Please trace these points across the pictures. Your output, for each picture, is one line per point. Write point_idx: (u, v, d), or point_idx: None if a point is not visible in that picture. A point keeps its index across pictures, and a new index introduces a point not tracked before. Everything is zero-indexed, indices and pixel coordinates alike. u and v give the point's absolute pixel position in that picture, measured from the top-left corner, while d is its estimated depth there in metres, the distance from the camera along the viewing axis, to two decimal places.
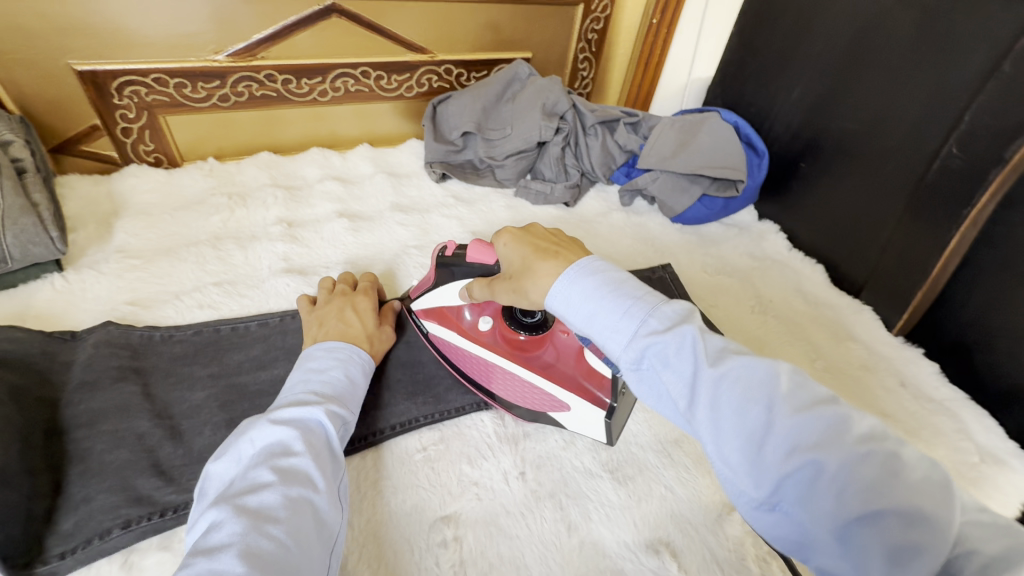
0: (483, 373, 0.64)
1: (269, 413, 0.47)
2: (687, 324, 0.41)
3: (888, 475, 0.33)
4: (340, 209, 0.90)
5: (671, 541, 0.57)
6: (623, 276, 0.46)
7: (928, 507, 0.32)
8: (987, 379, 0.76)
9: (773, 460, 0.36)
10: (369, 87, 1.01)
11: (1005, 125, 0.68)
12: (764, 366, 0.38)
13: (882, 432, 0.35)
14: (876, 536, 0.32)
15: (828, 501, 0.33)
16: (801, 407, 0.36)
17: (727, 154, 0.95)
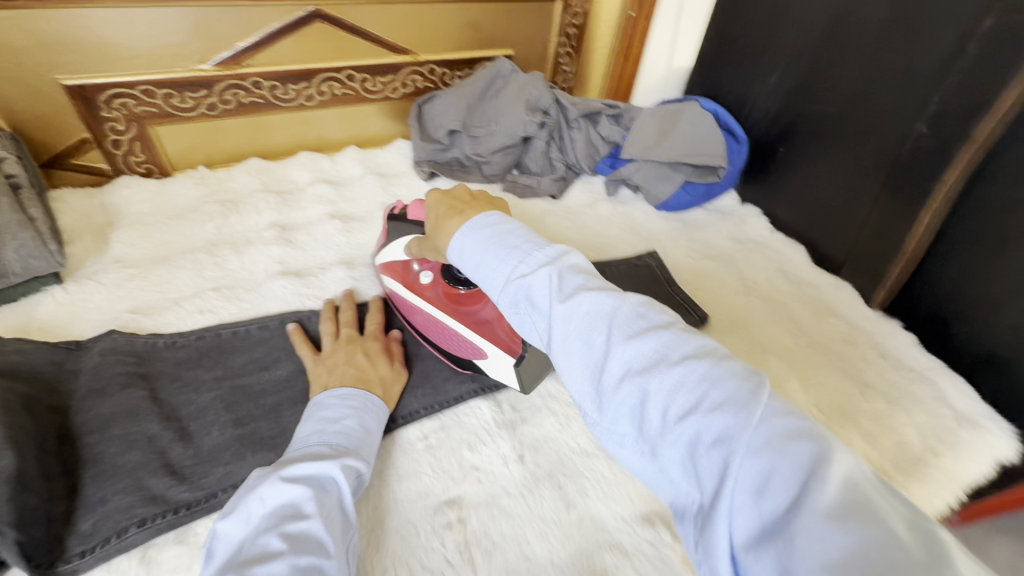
0: (424, 324, 0.70)
1: (280, 468, 0.47)
2: (547, 266, 0.45)
3: (705, 385, 0.35)
4: (331, 210, 0.91)
5: (665, 513, 0.59)
6: (513, 226, 0.51)
7: (738, 412, 0.33)
8: (964, 347, 0.79)
9: (610, 387, 0.39)
10: (355, 90, 1.02)
11: (967, 101, 0.72)
12: (606, 297, 0.42)
13: (710, 349, 0.38)
14: (695, 446, 0.34)
15: (655, 418, 0.36)
16: (631, 335, 0.39)
17: (709, 143, 0.97)
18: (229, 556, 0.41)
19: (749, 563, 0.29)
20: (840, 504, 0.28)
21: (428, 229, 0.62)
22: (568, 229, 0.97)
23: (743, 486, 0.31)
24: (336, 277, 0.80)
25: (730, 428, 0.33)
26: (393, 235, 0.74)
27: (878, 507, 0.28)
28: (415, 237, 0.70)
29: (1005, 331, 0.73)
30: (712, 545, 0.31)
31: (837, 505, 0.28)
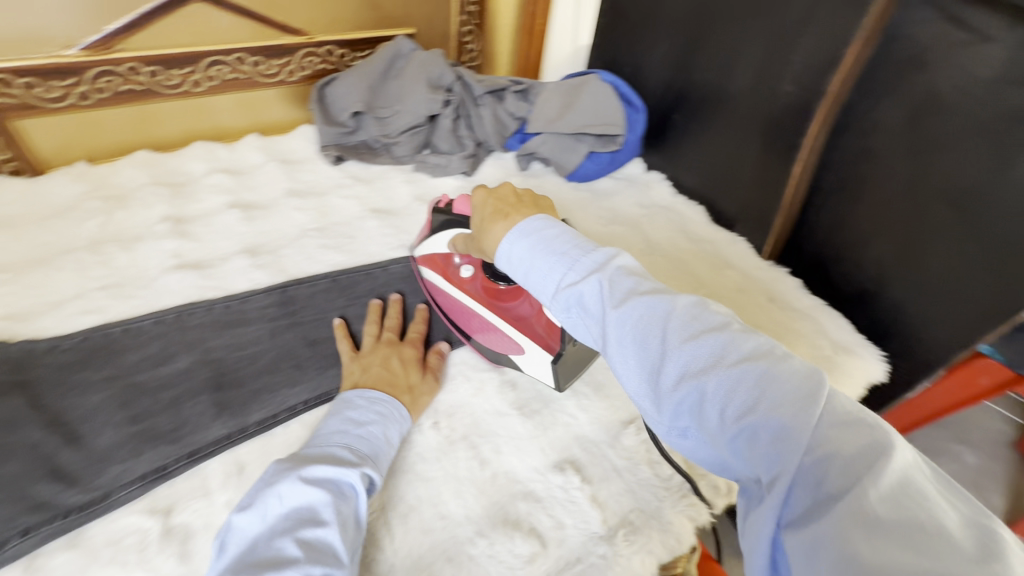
0: (467, 318, 0.71)
1: (301, 467, 0.47)
2: (594, 273, 0.49)
3: (761, 388, 0.39)
4: (231, 200, 0.88)
5: (576, 459, 0.63)
6: (558, 230, 0.53)
7: (795, 413, 0.37)
8: (842, 283, 0.90)
9: (668, 387, 0.42)
10: (248, 74, 0.98)
11: (822, 59, 0.79)
12: (660, 302, 0.45)
13: (766, 349, 0.41)
14: (754, 445, 0.38)
15: (713, 417, 0.40)
16: (688, 337, 0.43)
17: (609, 113, 1.01)
18: (240, 551, 0.42)
19: (792, 542, 0.34)
20: (892, 496, 0.32)
21: (473, 228, 0.63)
22: None
23: (802, 482, 0.35)
24: (237, 267, 0.77)
25: (786, 425, 0.37)
26: (434, 228, 0.72)
27: (932, 501, 0.32)
28: (457, 232, 0.68)
29: (873, 265, 0.84)
30: (767, 528, 0.36)
31: (888, 496, 0.32)
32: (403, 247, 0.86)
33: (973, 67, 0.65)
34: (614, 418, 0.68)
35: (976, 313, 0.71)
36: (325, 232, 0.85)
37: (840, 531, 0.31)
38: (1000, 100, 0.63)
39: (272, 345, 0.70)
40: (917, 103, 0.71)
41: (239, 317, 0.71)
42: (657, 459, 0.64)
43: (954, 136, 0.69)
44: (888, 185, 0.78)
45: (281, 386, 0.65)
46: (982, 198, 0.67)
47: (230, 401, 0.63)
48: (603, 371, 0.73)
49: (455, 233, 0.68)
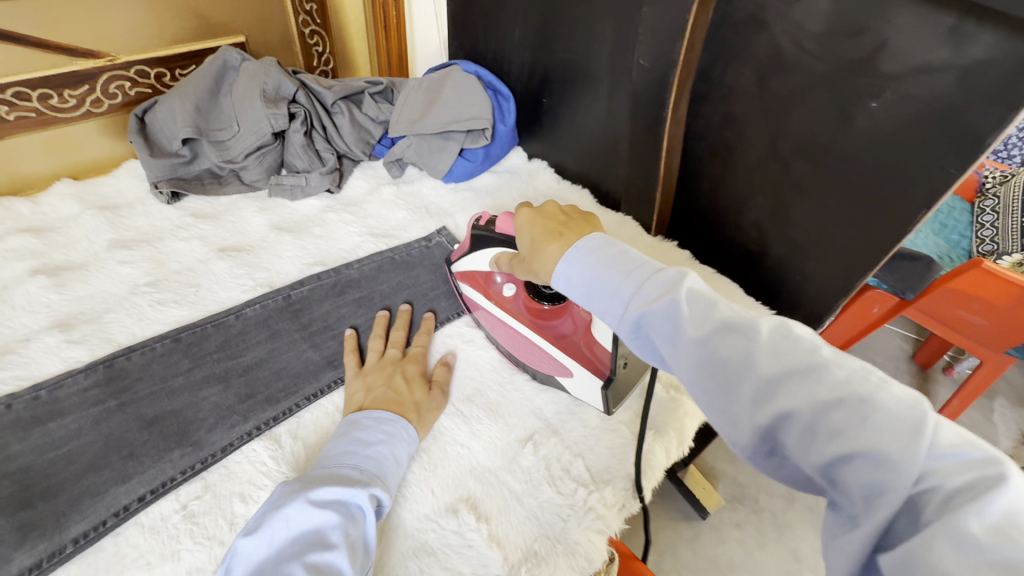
0: (513, 340, 0.69)
1: (311, 489, 0.47)
2: (666, 293, 0.42)
3: (863, 418, 0.31)
4: (36, 264, 0.74)
5: (472, 496, 0.58)
6: (622, 251, 0.47)
7: (896, 440, 0.29)
8: (731, 247, 0.90)
9: (749, 412, 0.35)
10: (37, 110, 0.83)
11: (665, 30, 0.75)
12: (744, 324, 0.37)
13: (864, 374, 0.33)
14: (852, 477, 0.30)
15: (805, 447, 0.32)
16: (781, 360, 0.35)
17: (475, 105, 0.95)
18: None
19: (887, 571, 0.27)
20: (998, 524, 0.25)
21: (521, 252, 0.58)
22: (352, 220, 0.89)
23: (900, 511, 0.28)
24: (46, 346, 0.64)
25: (891, 455, 0.29)
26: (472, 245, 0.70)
27: None
28: (502, 250, 0.65)
29: (753, 227, 0.84)
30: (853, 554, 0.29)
31: (988, 522, 0.25)
32: (259, 287, 0.76)
33: (804, 22, 0.64)
34: (510, 438, 0.63)
35: (851, 260, 0.73)
36: (161, 285, 0.74)
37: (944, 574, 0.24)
38: (833, 54, 0.63)
39: (97, 435, 0.57)
40: (762, 63, 0.70)
41: (52, 409, 0.59)
42: (558, 474, 0.60)
43: (799, 93, 0.68)
44: (751, 147, 0.78)
45: (108, 484, 0.54)
46: (837, 151, 0.68)
47: (39, 519, 0.51)
48: (495, 389, 0.68)
49: (501, 251, 0.66)
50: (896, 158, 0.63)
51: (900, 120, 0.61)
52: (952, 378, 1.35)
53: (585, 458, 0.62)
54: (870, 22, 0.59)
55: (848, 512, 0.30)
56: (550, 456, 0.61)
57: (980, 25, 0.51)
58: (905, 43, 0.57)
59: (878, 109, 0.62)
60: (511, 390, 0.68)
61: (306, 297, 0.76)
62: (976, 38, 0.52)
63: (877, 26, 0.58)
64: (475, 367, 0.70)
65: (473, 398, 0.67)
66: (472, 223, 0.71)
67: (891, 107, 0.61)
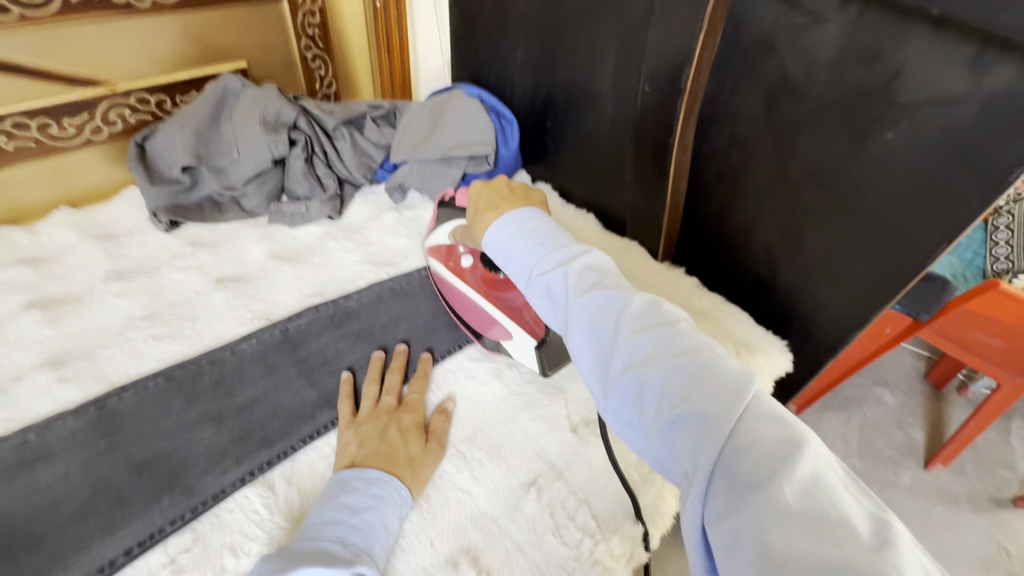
0: (465, 306, 0.75)
1: (290, 570, 0.45)
2: (561, 264, 0.47)
3: (696, 380, 0.38)
4: (31, 297, 0.72)
5: (472, 546, 0.55)
6: (539, 222, 0.52)
7: (721, 404, 0.36)
8: (740, 274, 0.88)
9: (616, 374, 0.41)
10: (36, 139, 0.82)
11: (670, 55, 0.73)
12: (619, 296, 0.43)
13: (705, 347, 0.40)
14: (683, 434, 0.36)
15: (651, 406, 0.39)
16: (642, 326, 0.42)
17: (477, 130, 0.94)
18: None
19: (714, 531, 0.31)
20: (802, 486, 0.30)
21: (468, 220, 0.63)
22: (351, 247, 0.87)
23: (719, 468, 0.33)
24: (37, 385, 0.63)
25: (715, 417, 0.35)
26: (441, 219, 0.76)
27: (839, 496, 0.30)
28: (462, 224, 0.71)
29: (762, 253, 0.82)
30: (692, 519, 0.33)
31: (796, 486, 0.30)
32: (256, 319, 0.74)
33: (815, 48, 0.62)
34: (512, 483, 0.61)
35: (863, 291, 0.71)
36: (157, 318, 0.72)
37: (750, 521, 0.29)
38: (845, 81, 0.61)
39: (85, 481, 0.56)
40: (771, 89, 0.69)
41: (40, 454, 0.57)
42: (563, 522, 0.57)
43: (810, 120, 0.66)
44: (759, 172, 0.76)
45: (95, 535, 0.52)
46: (847, 179, 0.66)
47: (22, 572, 0.49)
48: (497, 428, 0.66)
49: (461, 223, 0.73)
50: (894, 185, 0.62)
51: (917, 150, 0.58)
52: (968, 399, 1.32)
53: (591, 504, 0.59)
54: (884, 49, 0.57)
55: (685, 471, 0.36)
56: (554, 502, 0.59)
57: (1001, 57, 0.50)
58: (922, 71, 0.55)
59: (895, 138, 0.60)
60: (514, 430, 0.66)
61: (305, 330, 0.74)
62: (998, 69, 0.50)
63: (892, 54, 0.57)
64: (478, 407, 0.68)
65: (474, 438, 0.64)
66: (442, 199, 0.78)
67: (906, 137, 0.59)
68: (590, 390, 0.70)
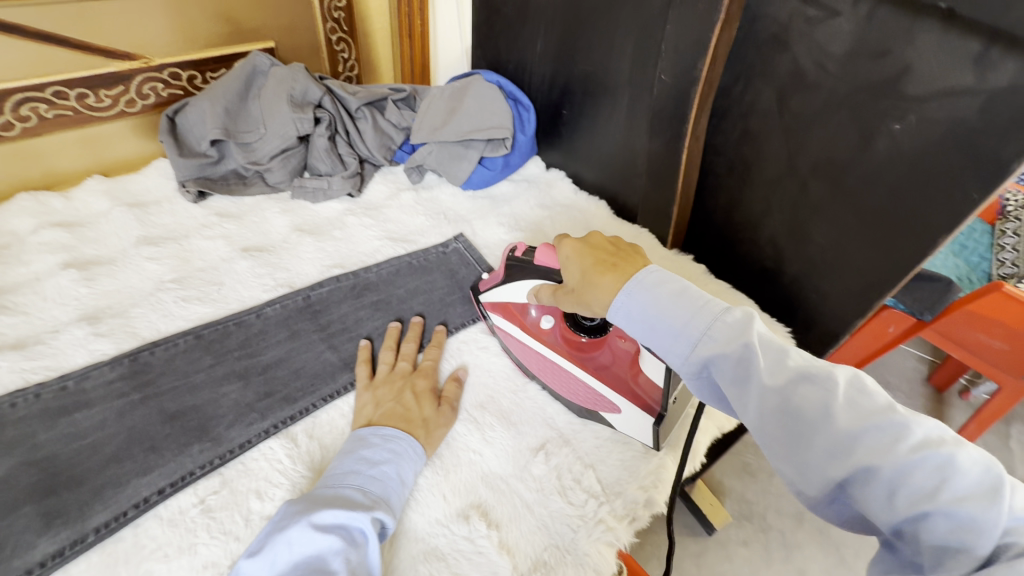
0: (550, 374, 0.67)
1: (312, 512, 0.48)
2: (739, 340, 0.43)
3: (938, 476, 0.33)
4: (66, 258, 0.76)
5: (483, 502, 0.58)
6: (689, 288, 0.48)
7: (969, 502, 0.31)
8: (747, 265, 0.90)
9: (825, 465, 0.37)
10: (74, 109, 0.86)
11: (688, 46, 0.76)
12: (820, 378, 0.39)
13: (938, 436, 0.35)
14: (925, 534, 0.32)
15: (880, 502, 0.34)
16: (858, 417, 0.37)
17: (495, 116, 0.97)
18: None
19: None
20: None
21: (569, 282, 0.59)
22: (370, 224, 0.90)
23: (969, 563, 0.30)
24: (75, 338, 0.66)
25: (965, 512, 0.31)
26: (512, 277, 0.69)
27: None
28: (544, 283, 0.64)
29: (769, 244, 0.84)
30: None
31: None
32: (279, 286, 0.78)
33: (827, 42, 0.64)
34: (521, 446, 0.63)
35: (864, 282, 0.73)
36: (185, 282, 0.75)
37: None
38: (855, 76, 0.63)
39: (120, 427, 0.59)
40: (784, 82, 0.71)
41: (79, 401, 0.61)
42: (569, 485, 0.60)
43: (820, 114, 0.69)
44: (770, 165, 0.78)
45: (130, 476, 0.55)
46: (854, 172, 0.68)
47: (64, 506, 0.52)
48: (508, 397, 0.69)
49: (541, 284, 0.65)
50: (899, 178, 0.64)
51: (922, 145, 0.60)
52: (968, 402, 1.33)
53: (596, 469, 0.62)
54: (894, 45, 0.59)
55: (918, 567, 0.32)
56: (561, 466, 0.62)
57: (1006, 52, 0.51)
58: (929, 66, 0.57)
59: (901, 131, 0.62)
60: (524, 398, 0.69)
61: (325, 298, 0.77)
62: (1000, 64, 0.52)
63: (900, 50, 0.59)
64: (488, 374, 0.71)
65: (486, 404, 0.67)
66: (506, 253, 0.71)
67: (914, 130, 0.61)
68: None
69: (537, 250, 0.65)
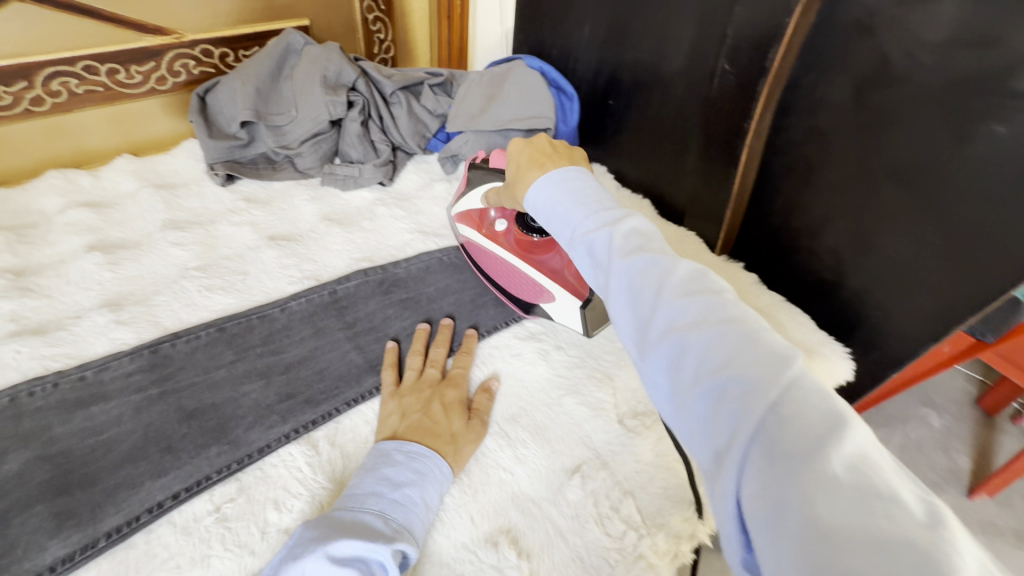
0: (500, 270, 0.75)
1: (328, 542, 0.44)
2: (606, 226, 0.44)
3: (741, 350, 0.33)
4: (92, 240, 0.74)
5: (512, 527, 0.54)
6: (583, 182, 0.49)
7: (762, 375, 0.32)
8: (803, 277, 0.82)
9: (653, 337, 0.37)
10: (105, 85, 0.83)
11: (759, 32, 0.69)
12: (665, 260, 0.40)
13: (751, 317, 0.36)
14: (723, 405, 0.32)
15: (689, 374, 0.35)
16: (688, 292, 0.38)
17: (538, 104, 0.91)
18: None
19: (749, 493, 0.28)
20: (850, 461, 0.27)
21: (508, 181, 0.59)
22: (401, 215, 0.86)
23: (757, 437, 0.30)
24: (96, 325, 0.64)
25: (762, 385, 0.31)
26: (473, 182, 0.75)
27: (888, 476, 0.26)
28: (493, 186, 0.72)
29: (830, 255, 0.76)
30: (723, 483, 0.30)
31: (845, 460, 0.27)
32: (306, 279, 0.74)
33: (921, 30, 0.56)
34: (556, 467, 0.59)
35: (942, 303, 0.65)
36: (210, 270, 0.73)
37: (789, 484, 0.27)
38: (954, 68, 0.55)
39: (137, 424, 0.56)
40: (864, 74, 0.63)
41: (96, 393, 0.58)
42: (606, 513, 0.55)
43: (906, 112, 0.61)
44: (836, 164, 0.70)
45: (145, 478, 0.52)
46: (940, 178, 0.60)
47: (75, 507, 0.50)
48: (542, 410, 0.64)
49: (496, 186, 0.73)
50: (995, 185, 0.56)
51: None
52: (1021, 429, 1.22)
53: (635, 496, 0.57)
54: (1006, 33, 0.51)
55: (716, 442, 0.32)
56: (597, 491, 0.57)
57: None
58: None
59: (1006, 132, 0.53)
60: (559, 413, 0.64)
61: (352, 293, 0.73)
62: None
63: (1015, 39, 0.51)
64: (522, 385, 0.66)
65: (519, 419, 0.62)
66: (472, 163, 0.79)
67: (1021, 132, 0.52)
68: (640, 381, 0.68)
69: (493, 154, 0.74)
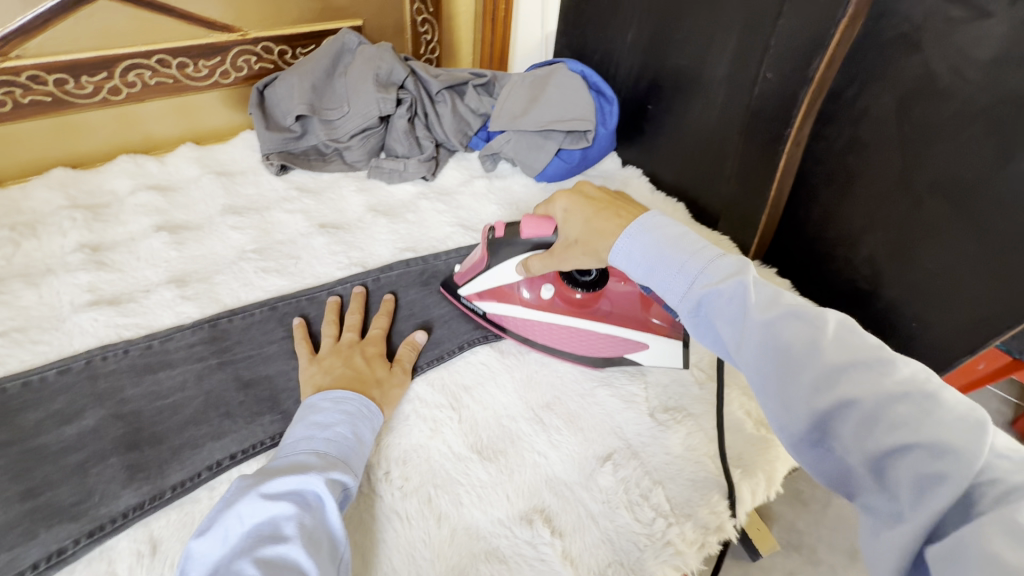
0: (566, 339, 0.69)
1: (263, 482, 0.42)
2: (735, 276, 0.43)
3: (924, 414, 0.31)
4: (159, 221, 0.79)
5: (546, 507, 0.56)
6: (689, 231, 0.49)
7: (951, 438, 0.30)
8: (837, 285, 0.82)
9: (807, 396, 0.36)
10: (174, 77, 0.89)
11: (804, 42, 0.70)
12: (811, 314, 0.38)
13: (925, 376, 0.34)
14: (904, 468, 0.31)
15: (857, 435, 0.33)
16: (846, 351, 0.36)
17: (578, 107, 0.93)
18: None
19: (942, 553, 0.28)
20: None
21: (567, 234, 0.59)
22: (442, 209, 0.90)
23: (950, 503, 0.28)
24: (163, 299, 0.69)
25: (950, 448, 0.29)
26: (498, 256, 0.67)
27: None
28: (532, 254, 0.64)
29: (866, 265, 0.77)
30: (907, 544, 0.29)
31: None
32: (353, 266, 0.78)
33: (969, 46, 0.57)
34: (588, 453, 0.61)
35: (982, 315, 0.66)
36: (265, 253, 0.77)
37: (982, 541, 0.26)
38: (1001, 85, 0.56)
39: (199, 390, 0.61)
40: (909, 88, 0.64)
41: (162, 360, 0.63)
42: (636, 500, 0.57)
43: (949, 128, 0.62)
44: (879, 179, 0.71)
45: (206, 439, 0.56)
46: (985, 196, 0.61)
47: (145, 462, 0.54)
48: (575, 400, 0.66)
49: (530, 255, 0.64)
50: None
51: None
52: None
53: (664, 486, 0.59)
54: None
55: (893, 505, 0.31)
56: (628, 479, 0.59)
57: None
58: None
59: None
60: (592, 403, 0.66)
61: (395, 281, 0.77)
62: None
63: None
64: (557, 375, 0.69)
65: (553, 406, 0.65)
66: (485, 235, 0.68)
67: None
68: (671, 377, 0.70)
69: (523, 224, 0.62)
